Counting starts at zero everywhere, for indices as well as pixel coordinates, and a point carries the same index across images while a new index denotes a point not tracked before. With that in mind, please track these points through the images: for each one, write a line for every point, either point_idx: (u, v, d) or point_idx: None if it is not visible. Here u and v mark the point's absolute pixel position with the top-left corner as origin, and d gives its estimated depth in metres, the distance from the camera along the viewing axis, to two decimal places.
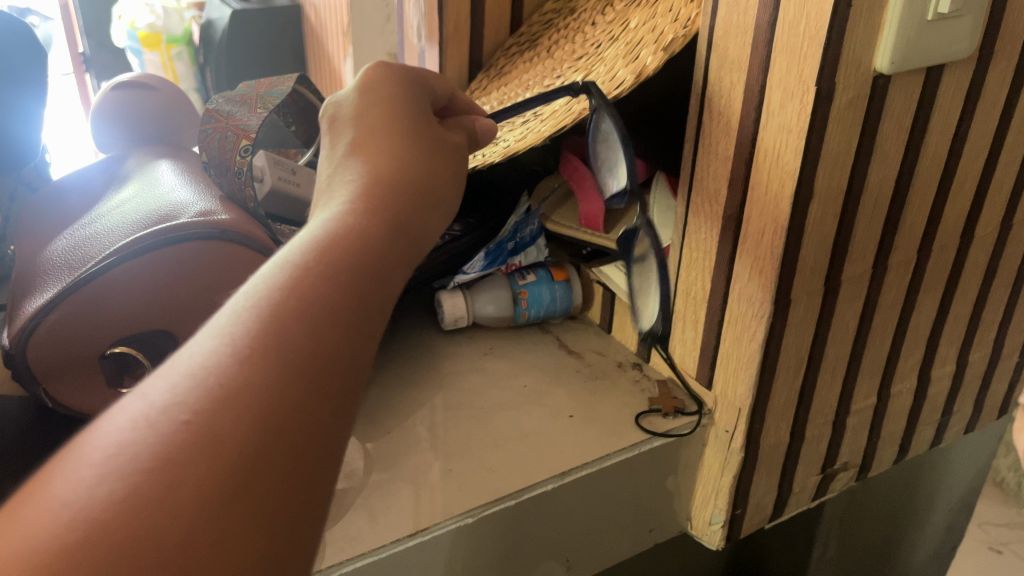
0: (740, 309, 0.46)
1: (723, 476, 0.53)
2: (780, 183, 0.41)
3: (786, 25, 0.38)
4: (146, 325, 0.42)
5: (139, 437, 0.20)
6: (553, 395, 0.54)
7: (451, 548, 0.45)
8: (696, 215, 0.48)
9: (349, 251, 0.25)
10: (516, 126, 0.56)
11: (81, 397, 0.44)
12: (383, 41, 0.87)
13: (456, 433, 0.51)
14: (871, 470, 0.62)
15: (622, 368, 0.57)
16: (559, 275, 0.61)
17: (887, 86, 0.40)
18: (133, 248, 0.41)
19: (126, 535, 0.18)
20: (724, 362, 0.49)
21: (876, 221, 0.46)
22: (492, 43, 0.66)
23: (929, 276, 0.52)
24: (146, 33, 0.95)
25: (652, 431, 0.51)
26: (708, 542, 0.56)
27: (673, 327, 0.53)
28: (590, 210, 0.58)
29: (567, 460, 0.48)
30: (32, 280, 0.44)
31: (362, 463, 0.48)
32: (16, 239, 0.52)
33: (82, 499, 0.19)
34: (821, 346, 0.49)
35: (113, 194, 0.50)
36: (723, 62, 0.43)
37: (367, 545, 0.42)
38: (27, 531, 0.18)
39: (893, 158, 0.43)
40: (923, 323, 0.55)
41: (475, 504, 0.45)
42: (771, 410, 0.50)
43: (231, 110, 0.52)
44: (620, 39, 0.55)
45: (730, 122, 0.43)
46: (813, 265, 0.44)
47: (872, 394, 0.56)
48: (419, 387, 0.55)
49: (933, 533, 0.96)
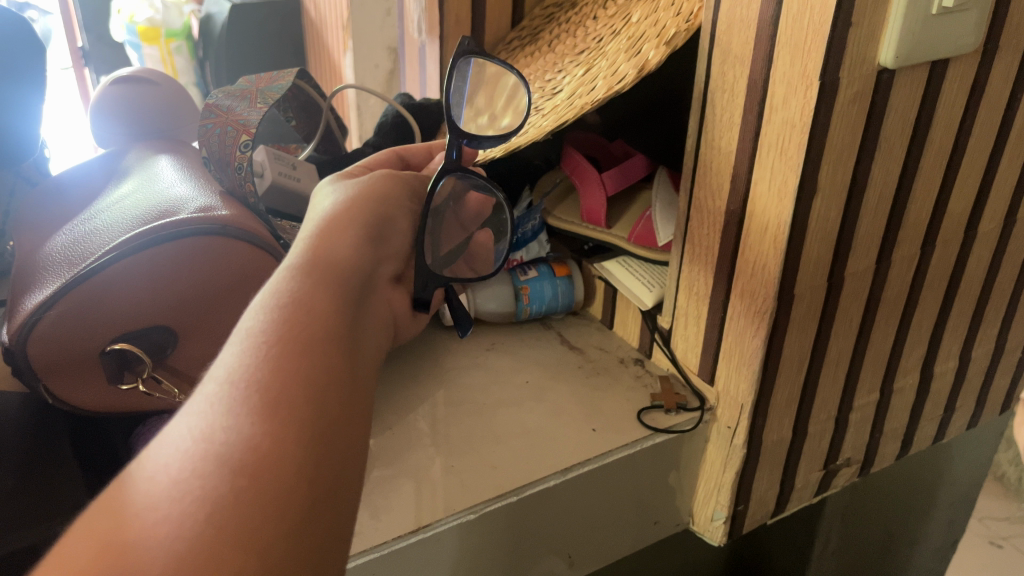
0: (743, 305, 0.46)
1: (725, 472, 0.52)
2: (783, 178, 0.41)
3: (791, 19, 0.38)
4: (147, 321, 0.42)
5: (201, 448, 0.24)
6: (554, 391, 0.54)
7: (452, 546, 0.45)
8: (698, 211, 0.48)
9: (321, 293, 0.30)
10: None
11: (81, 394, 0.44)
12: (384, 35, 0.87)
13: (458, 430, 0.50)
14: (873, 466, 0.62)
15: (624, 364, 0.57)
16: (562, 269, 0.61)
17: (892, 80, 0.40)
18: (134, 244, 0.41)
19: (214, 524, 0.22)
20: (726, 358, 0.49)
21: (880, 217, 0.45)
22: (494, 37, 0.66)
23: (932, 272, 0.52)
24: (146, 27, 0.94)
25: (654, 427, 0.50)
26: (710, 538, 0.56)
27: (675, 322, 0.53)
28: (592, 205, 0.58)
29: (569, 456, 0.48)
30: (32, 275, 0.44)
31: (364, 460, 0.48)
32: (14, 235, 0.51)
33: (159, 505, 0.22)
34: (824, 342, 0.49)
35: (112, 189, 0.50)
36: (725, 57, 0.42)
37: (369, 542, 0.42)
38: (130, 532, 0.21)
39: (896, 153, 0.43)
40: (926, 319, 0.55)
41: (477, 501, 0.45)
42: (774, 406, 0.49)
43: (231, 105, 0.51)
44: (623, 33, 0.54)
45: (732, 117, 0.43)
46: (816, 261, 0.44)
47: (875, 390, 0.56)
48: (420, 383, 0.55)
49: (934, 528, 0.96)
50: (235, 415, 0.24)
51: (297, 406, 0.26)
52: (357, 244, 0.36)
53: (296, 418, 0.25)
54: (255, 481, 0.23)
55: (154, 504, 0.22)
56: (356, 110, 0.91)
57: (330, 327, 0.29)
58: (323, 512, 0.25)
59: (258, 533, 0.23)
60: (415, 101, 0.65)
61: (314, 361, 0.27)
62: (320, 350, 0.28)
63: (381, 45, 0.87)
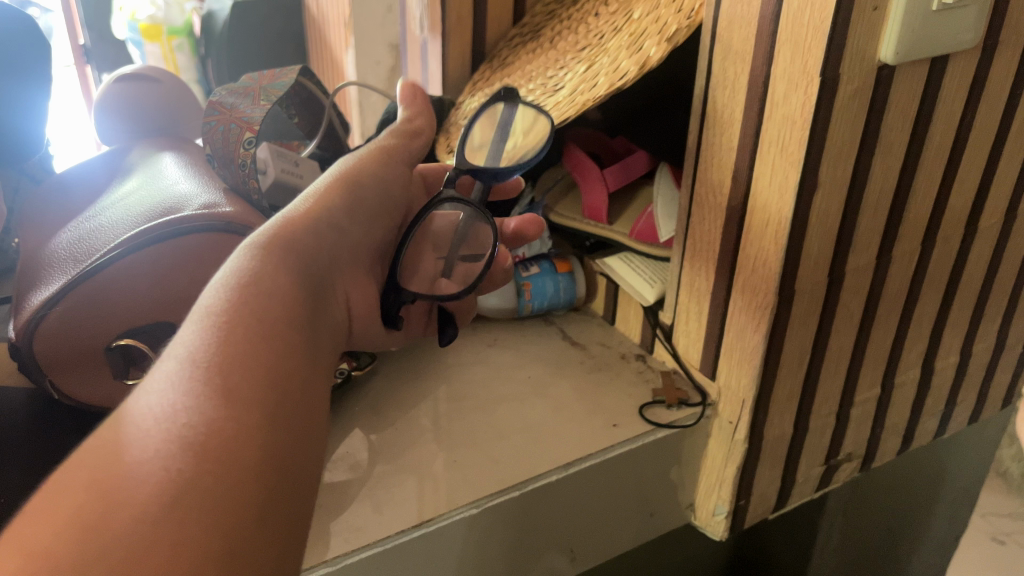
0: (744, 301, 0.46)
1: (726, 467, 0.53)
2: (784, 174, 0.41)
3: (792, 15, 0.38)
4: (152, 317, 0.42)
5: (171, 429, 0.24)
6: (556, 387, 0.54)
7: (455, 540, 0.45)
8: (699, 207, 0.48)
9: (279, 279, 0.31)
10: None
11: (88, 388, 0.44)
12: (385, 32, 0.87)
13: (461, 425, 0.51)
14: (874, 461, 0.62)
15: (626, 360, 0.57)
16: (563, 266, 0.61)
17: (892, 77, 0.40)
18: (138, 241, 0.41)
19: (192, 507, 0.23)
20: (727, 353, 0.49)
21: (880, 212, 0.46)
22: (496, 33, 0.66)
23: (933, 267, 0.52)
24: (147, 24, 0.95)
25: (655, 422, 0.51)
26: (712, 533, 0.56)
27: (677, 318, 0.53)
28: (593, 201, 0.58)
29: (571, 451, 0.48)
30: (38, 272, 0.44)
31: (367, 455, 0.48)
32: (20, 231, 0.52)
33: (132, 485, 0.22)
34: (825, 338, 0.49)
35: (117, 187, 0.50)
36: (726, 53, 0.43)
37: (372, 536, 0.42)
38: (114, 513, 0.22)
39: (897, 148, 0.43)
40: (926, 315, 0.55)
41: (480, 495, 0.45)
42: (775, 401, 0.50)
43: (233, 103, 0.52)
44: (625, 29, 0.54)
45: (733, 113, 0.43)
46: (817, 256, 0.44)
47: (875, 385, 0.56)
48: (423, 379, 0.55)
49: (935, 524, 0.96)
50: (197, 398, 0.25)
51: (257, 390, 0.26)
52: (321, 230, 0.36)
53: (253, 403, 0.26)
54: (224, 464, 0.24)
55: (132, 472, 0.23)
56: (358, 107, 0.92)
57: (289, 306, 0.30)
58: (288, 493, 0.26)
59: (230, 502, 0.23)
60: (417, 98, 0.65)
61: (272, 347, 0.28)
62: (278, 329, 0.29)
63: (383, 42, 0.87)
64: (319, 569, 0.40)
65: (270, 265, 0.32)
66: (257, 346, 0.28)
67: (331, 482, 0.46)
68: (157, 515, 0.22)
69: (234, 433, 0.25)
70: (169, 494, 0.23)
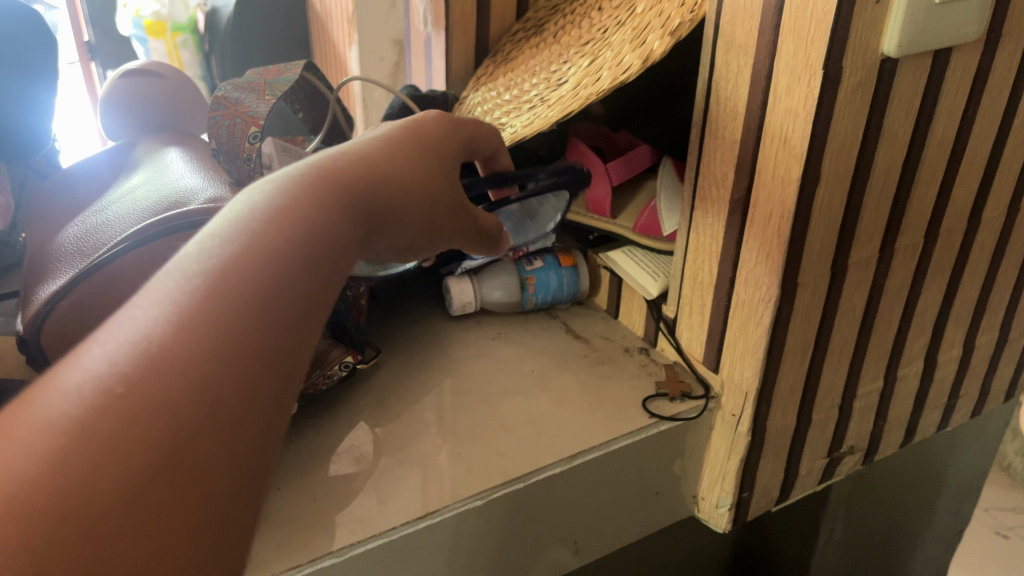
0: (747, 294, 0.46)
1: (729, 460, 0.53)
2: (786, 168, 0.41)
3: (794, 9, 0.38)
4: None
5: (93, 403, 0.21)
6: (560, 380, 0.55)
7: (460, 531, 0.45)
8: (702, 200, 0.48)
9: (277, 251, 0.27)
10: (525, 111, 0.56)
11: None
12: (389, 27, 0.87)
13: (465, 419, 0.51)
14: (877, 454, 0.62)
15: (629, 353, 0.58)
16: (566, 260, 0.61)
17: (894, 70, 0.40)
18: (146, 234, 0.41)
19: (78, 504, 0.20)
20: (730, 346, 0.49)
21: (883, 205, 0.46)
22: (499, 28, 0.66)
23: (936, 260, 0.52)
24: (152, 21, 0.95)
25: (659, 415, 0.51)
26: (715, 525, 0.56)
27: (680, 312, 0.53)
28: (597, 196, 0.58)
29: (575, 443, 0.49)
30: (46, 266, 0.44)
31: (372, 447, 0.48)
32: (27, 226, 0.52)
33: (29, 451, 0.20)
34: (827, 331, 0.49)
35: (123, 181, 0.51)
36: (729, 47, 0.43)
37: (378, 527, 0.42)
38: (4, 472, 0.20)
39: (899, 141, 0.43)
40: (930, 307, 0.55)
41: (484, 487, 0.45)
42: (778, 393, 0.50)
43: (239, 97, 0.52)
44: (628, 24, 0.54)
45: (736, 107, 0.43)
46: (820, 249, 0.44)
47: (878, 378, 0.56)
48: (428, 372, 0.55)
49: (939, 517, 0.96)
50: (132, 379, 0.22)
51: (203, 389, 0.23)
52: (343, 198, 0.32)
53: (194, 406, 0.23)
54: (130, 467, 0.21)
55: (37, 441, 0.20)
56: (362, 102, 0.92)
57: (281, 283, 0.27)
58: (222, 513, 0.23)
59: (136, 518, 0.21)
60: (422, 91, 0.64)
61: (244, 333, 0.25)
62: (258, 314, 0.26)
63: (386, 37, 0.88)
64: (325, 560, 0.40)
65: (277, 228, 0.28)
66: (212, 345, 0.24)
67: (336, 475, 0.46)
68: (42, 491, 0.20)
69: (164, 424, 0.22)
70: (30, 498, 0.19)
